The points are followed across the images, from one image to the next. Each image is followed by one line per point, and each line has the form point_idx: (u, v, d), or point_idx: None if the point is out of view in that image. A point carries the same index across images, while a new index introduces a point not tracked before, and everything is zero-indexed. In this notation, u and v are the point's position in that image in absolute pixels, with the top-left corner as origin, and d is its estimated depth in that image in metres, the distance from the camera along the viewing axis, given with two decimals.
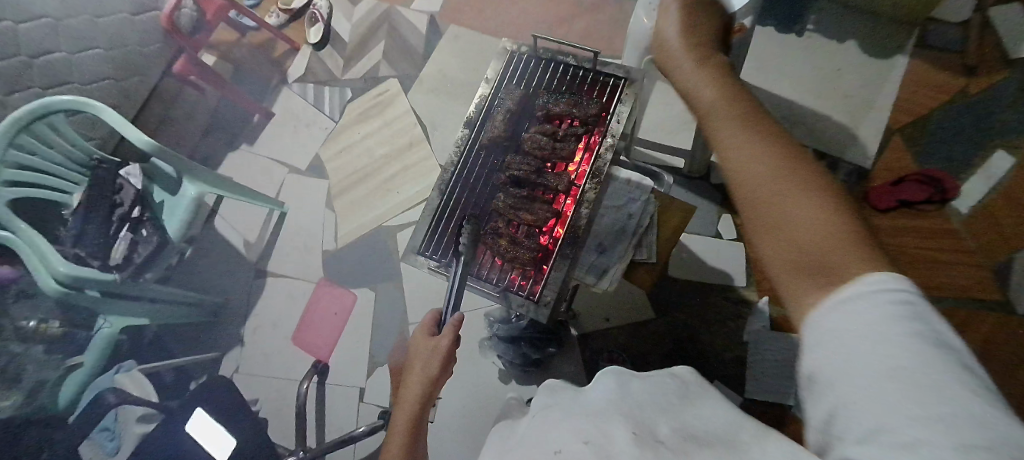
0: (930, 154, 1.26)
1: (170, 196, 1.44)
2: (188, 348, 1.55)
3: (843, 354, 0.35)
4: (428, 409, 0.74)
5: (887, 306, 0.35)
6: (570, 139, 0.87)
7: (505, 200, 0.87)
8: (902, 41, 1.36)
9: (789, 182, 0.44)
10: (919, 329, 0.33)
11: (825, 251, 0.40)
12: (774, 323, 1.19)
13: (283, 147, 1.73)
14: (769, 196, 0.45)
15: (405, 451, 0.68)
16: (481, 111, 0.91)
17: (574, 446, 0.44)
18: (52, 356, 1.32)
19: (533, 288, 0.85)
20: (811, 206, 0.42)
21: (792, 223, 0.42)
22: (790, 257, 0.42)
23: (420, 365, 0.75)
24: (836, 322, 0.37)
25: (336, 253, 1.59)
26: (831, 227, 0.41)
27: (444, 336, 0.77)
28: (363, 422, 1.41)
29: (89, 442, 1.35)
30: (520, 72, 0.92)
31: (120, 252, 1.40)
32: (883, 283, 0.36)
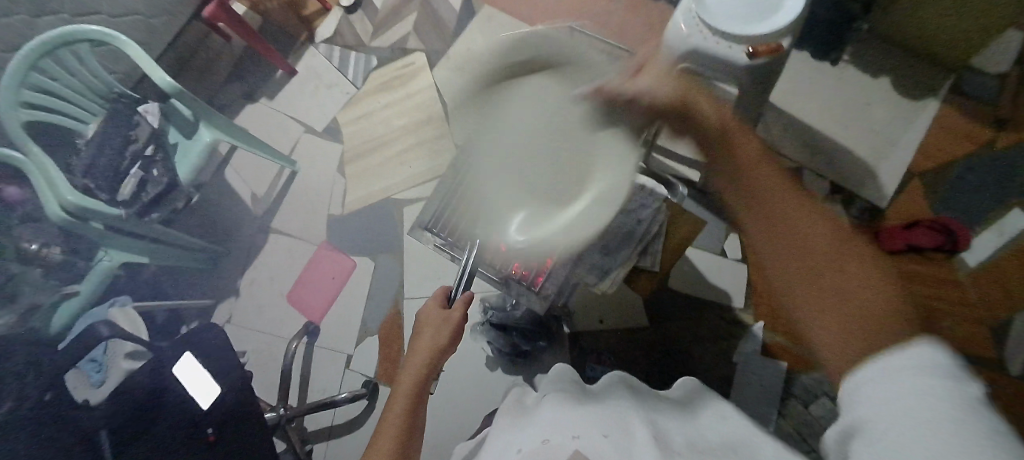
0: (948, 203, 1.25)
1: (185, 139, 1.46)
2: (187, 291, 1.58)
3: (887, 415, 0.43)
4: (432, 379, 0.76)
5: (930, 372, 0.43)
6: None
7: None
8: (936, 84, 1.34)
9: (843, 257, 0.49)
10: (957, 389, 0.41)
11: (870, 327, 0.47)
12: (766, 348, 1.19)
13: (302, 105, 1.73)
14: (825, 281, 0.49)
15: (406, 409, 0.71)
16: None
17: (594, 434, 0.51)
18: (48, 280, 1.34)
19: (534, 280, 0.88)
20: (867, 279, 0.48)
21: (848, 302, 0.48)
22: (845, 337, 0.48)
23: (429, 333, 0.78)
24: (891, 391, 0.44)
25: (342, 218, 1.59)
26: (881, 300, 0.48)
27: (456, 310, 0.79)
28: (346, 388, 1.43)
29: (75, 371, 1.26)
30: None
31: (129, 188, 1.37)
32: (926, 354, 0.44)
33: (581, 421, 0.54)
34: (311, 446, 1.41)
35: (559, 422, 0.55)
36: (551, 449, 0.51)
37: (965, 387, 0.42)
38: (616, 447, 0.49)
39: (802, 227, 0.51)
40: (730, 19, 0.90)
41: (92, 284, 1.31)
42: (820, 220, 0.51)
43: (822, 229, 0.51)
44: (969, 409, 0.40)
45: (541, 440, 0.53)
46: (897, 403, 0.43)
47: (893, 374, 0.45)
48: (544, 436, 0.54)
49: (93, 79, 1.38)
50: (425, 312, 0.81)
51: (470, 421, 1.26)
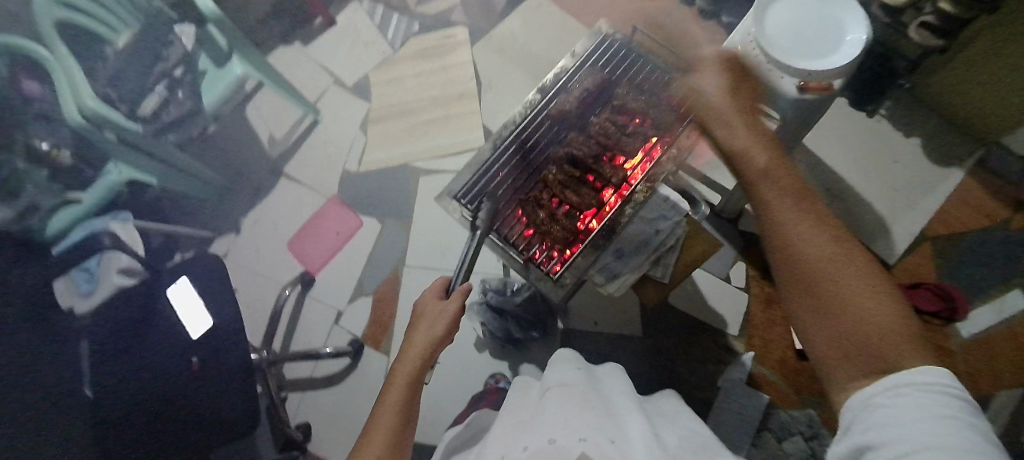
0: (953, 272, 1.25)
1: (216, 69, 1.45)
2: (189, 220, 1.57)
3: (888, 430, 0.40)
4: (426, 371, 0.72)
5: (934, 397, 0.40)
6: (637, 136, 0.88)
7: (557, 174, 0.87)
8: (963, 155, 1.36)
9: (840, 265, 0.49)
10: (961, 417, 0.38)
11: (869, 335, 0.45)
12: (752, 379, 1.20)
13: (336, 57, 1.71)
14: (812, 281, 0.50)
15: (403, 402, 0.66)
16: (557, 81, 0.92)
17: (602, 440, 0.50)
18: (53, 184, 1.29)
19: (554, 267, 0.84)
20: (857, 287, 0.47)
21: (837, 307, 0.48)
22: (837, 336, 0.47)
23: (426, 325, 0.76)
24: (895, 410, 0.40)
25: (356, 176, 1.58)
26: (872, 315, 0.46)
27: (453, 303, 0.78)
28: (331, 344, 1.43)
29: (66, 278, 1.26)
30: (607, 56, 0.94)
31: (151, 105, 1.35)
32: (934, 375, 0.41)
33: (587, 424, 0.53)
34: (285, 395, 1.40)
35: (561, 425, 0.55)
36: (556, 451, 0.50)
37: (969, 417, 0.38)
38: (620, 451, 0.49)
39: (799, 234, 0.52)
40: (790, 51, 0.91)
41: (99, 192, 1.32)
42: (818, 231, 0.51)
43: (820, 240, 0.51)
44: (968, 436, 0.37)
45: (549, 439, 0.53)
46: (899, 418, 0.40)
47: (898, 386, 0.42)
48: (551, 435, 0.53)
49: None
50: (421, 305, 0.79)
51: (452, 397, 1.28)
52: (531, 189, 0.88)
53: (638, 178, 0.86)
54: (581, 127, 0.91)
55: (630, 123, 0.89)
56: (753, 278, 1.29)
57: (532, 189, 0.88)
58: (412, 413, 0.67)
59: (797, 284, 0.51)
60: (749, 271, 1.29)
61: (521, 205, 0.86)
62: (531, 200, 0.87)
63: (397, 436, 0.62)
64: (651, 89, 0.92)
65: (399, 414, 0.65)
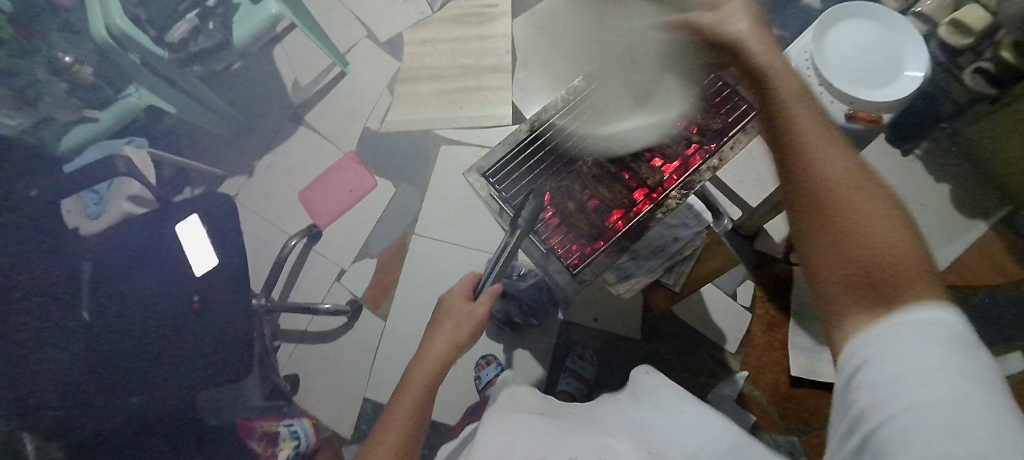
0: None
1: (249, 4, 1.36)
2: (202, 155, 1.55)
3: (900, 367, 0.40)
4: (445, 371, 0.75)
5: (944, 335, 0.40)
6: (678, 142, 0.87)
7: (592, 167, 0.88)
8: (991, 209, 1.33)
9: (865, 204, 0.47)
10: (967, 357, 0.39)
11: (896, 277, 0.44)
12: (741, 397, 1.21)
13: (372, 9, 1.67)
14: (850, 226, 0.46)
15: (417, 400, 0.70)
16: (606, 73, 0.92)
17: None
18: (70, 99, 1.25)
19: (575, 260, 0.84)
20: (884, 230, 0.45)
21: (867, 250, 0.45)
22: (861, 278, 0.45)
23: (451, 325, 0.78)
24: (902, 347, 0.41)
25: (376, 135, 1.56)
26: (896, 252, 0.44)
27: (484, 305, 0.80)
28: (330, 300, 1.43)
29: (74, 197, 1.23)
30: None
31: (180, 32, 1.27)
32: (941, 316, 0.41)
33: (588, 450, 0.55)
34: (278, 344, 1.41)
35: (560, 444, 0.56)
36: None
37: (978, 357, 0.39)
38: None
39: (822, 164, 0.50)
40: (846, 78, 0.89)
41: (115, 114, 1.27)
42: (853, 171, 0.49)
43: (844, 173, 0.49)
44: (980, 377, 0.38)
45: None
46: (914, 361, 0.40)
47: (912, 325, 0.41)
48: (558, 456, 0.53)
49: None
50: (448, 301, 0.82)
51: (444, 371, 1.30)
52: (563, 179, 0.88)
53: (673, 183, 0.85)
54: None
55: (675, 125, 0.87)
56: (760, 298, 1.28)
57: (564, 179, 0.88)
58: (426, 411, 0.71)
59: (810, 212, 0.49)
60: (757, 291, 1.28)
61: (552, 194, 0.87)
62: (562, 190, 0.88)
63: (413, 428, 0.67)
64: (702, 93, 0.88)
65: (411, 412, 0.68)
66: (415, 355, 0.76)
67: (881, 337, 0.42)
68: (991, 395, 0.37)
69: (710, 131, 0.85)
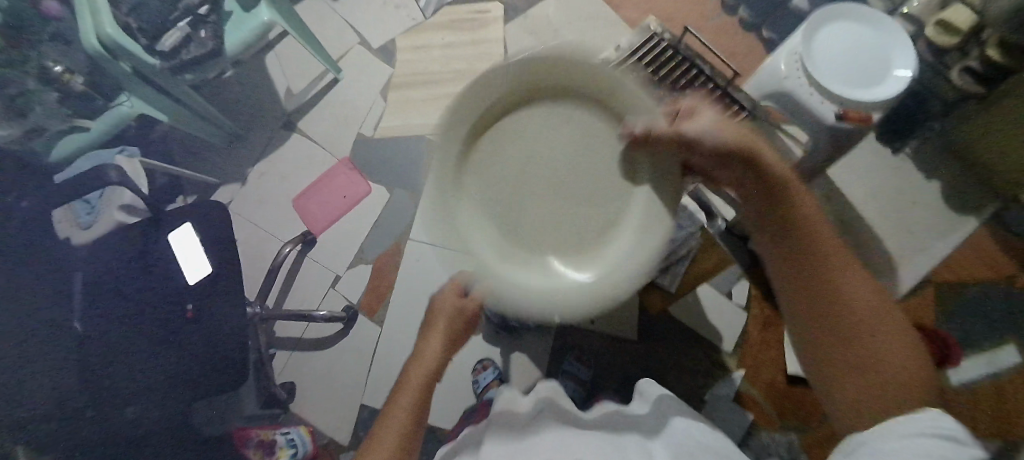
0: (952, 321, 1.26)
1: (242, 11, 1.34)
2: (195, 163, 1.54)
3: (890, 447, 0.53)
4: (439, 369, 0.79)
5: (931, 429, 0.51)
6: None
7: None
8: (981, 205, 1.34)
9: (858, 320, 0.62)
10: (943, 438, 0.50)
11: (893, 388, 0.58)
12: (738, 396, 1.22)
13: (364, 15, 1.67)
14: (852, 339, 0.62)
15: (418, 399, 0.74)
16: (602, 72, 0.95)
17: None
18: (60, 109, 1.22)
19: None
20: (902, 355, 0.60)
21: (877, 368, 0.60)
22: (873, 389, 0.59)
23: (444, 322, 0.79)
24: (896, 432, 0.53)
25: (370, 141, 1.55)
26: (905, 372, 0.59)
27: (473, 300, 0.81)
28: (326, 307, 1.42)
29: (65, 208, 1.23)
30: (654, 53, 0.97)
31: (172, 40, 1.26)
32: (933, 417, 0.53)
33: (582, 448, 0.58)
34: (274, 351, 1.41)
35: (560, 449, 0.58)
36: None
37: (968, 446, 0.50)
38: None
39: (855, 295, 0.63)
40: (840, 81, 0.89)
41: (105, 124, 1.26)
42: (865, 291, 0.64)
43: (871, 306, 0.63)
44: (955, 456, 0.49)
45: None
46: (902, 445, 0.52)
47: (900, 423, 0.54)
48: None
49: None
50: (438, 297, 0.83)
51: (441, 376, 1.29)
52: None
53: None
54: None
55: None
56: (756, 297, 1.28)
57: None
58: (425, 407, 0.75)
59: (830, 327, 0.64)
60: (753, 290, 1.27)
61: None
62: None
63: (414, 422, 0.71)
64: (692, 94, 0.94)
65: (408, 415, 0.71)
66: (412, 356, 0.81)
67: (879, 433, 0.55)
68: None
69: None
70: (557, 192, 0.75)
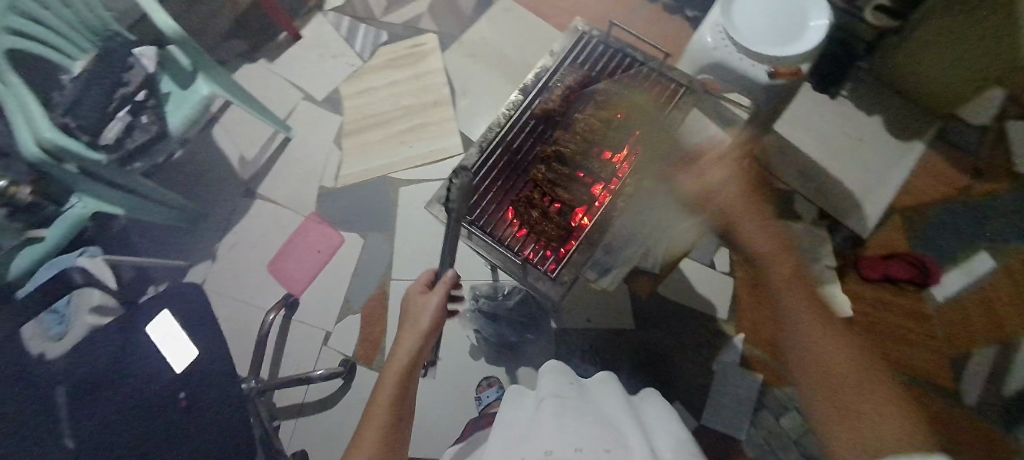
0: (924, 242, 1.30)
1: (180, 90, 1.30)
2: (159, 250, 1.51)
3: None
4: (416, 367, 0.76)
5: None
6: (619, 131, 0.93)
7: (545, 173, 0.92)
8: (925, 128, 1.39)
9: (851, 370, 0.66)
10: None
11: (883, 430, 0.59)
12: (745, 360, 1.23)
13: (303, 72, 1.68)
14: (857, 406, 0.62)
15: (392, 401, 0.70)
16: (539, 82, 0.99)
17: (598, 449, 0.55)
18: (12, 223, 1.18)
19: (552, 264, 0.89)
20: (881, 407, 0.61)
21: (866, 424, 0.60)
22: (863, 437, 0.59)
23: (411, 324, 0.78)
24: None
25: (334, 192, 1.55)
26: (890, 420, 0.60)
27: (436, 295, 0.80)
28: (322, 366, 1.39)
29: (34, 322, 1.15)
30: (586, 52, 1.01)
31: (113, 132, 1.23)
32: None
33: (575, 432, 0.58)
34: (278, 423, 1.36)
35: (550, 434, 0.59)
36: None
37: None
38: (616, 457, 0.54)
39: (819, 345, 0.69)
40: (763, 39, 0.91)
41: (61, 230, 1.25)
42: (833, 344, 0.68)
43: (847, 355, 0.67)
44: None
45: (545, 452, 0.56)
46: None
47: None
48: (548, 448, 0.56)
49: (87, 13, 1.25)
50: (408, 301, 0.83)
51: (450, 409, 1.27)
52: (523, 190, 0.93)
53: (623, 173, 0.92)
54: (565, 125, 0.96)
55: (612, 116, 0.93)
56: (737, 261, 1.31)
57: (522, 190, 0.94)
58: (405, 409, 0.71)
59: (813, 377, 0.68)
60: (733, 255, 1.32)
61: (517, 206, 0.91)
62: (524, 200, 0.92)
63: (389, 431, 0.67)
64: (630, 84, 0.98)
65: (386, 416, 0.68)
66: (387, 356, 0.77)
67: None
68: None
69: (644, 117, 0.93)
70: (664, 207, 0.93)
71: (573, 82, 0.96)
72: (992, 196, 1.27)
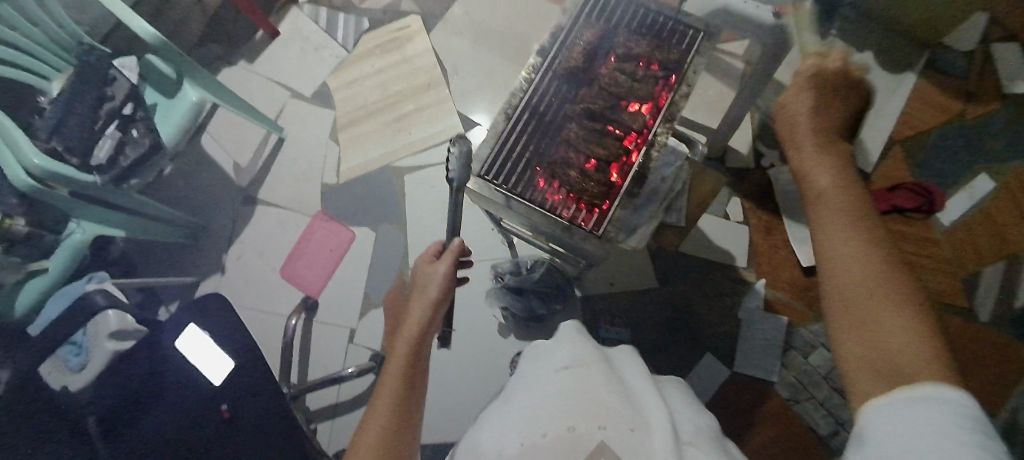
0: (925, 168, 1.33)
1: (165, 100, 1.27)
2: (165, 269, 1.47)
3: (890, 437, 0.40)
4: (428, 336, 0.74)
5: (939, 410, 0.39)
6: (648, 81, 0.93)
7: (578, 131, 0.91)
8: (913, 59, 1.42)
9: (842, 271, 0.52)
10: (958, 421, 0.38)
11: (901, 356, 0.45)
12: (768, 304, 1.26)
13: (287, 68, 1.63)
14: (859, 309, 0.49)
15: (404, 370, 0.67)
16: (555, 41, 0.96)
17: (620, 426, 0.50)
18: (10, 258, 1.14)
19: (595, 222, 0.88)
20: (908, 329, 0.46)
21: (876, 334, 0.47)
22: (867, 359, 0.47)
23: (421, 294, 0.78)
24: (892, 420, 0.41)
25: (337, 188, 1.52)
26: (913, 346, 0.45)
27: (444, 263, 0.80)
28: (350, 364, 1.37)
29: (52, 357, 1.09)
30: (599, 7, 0.98)
31: (105, 150, 1.17)
32: (937, 390, 0.41)
33: (594, 405, 0.53)
34: (315, 426, 1.36)
35: (568, 402, 0.54)
36: (574, 438, 0.50)
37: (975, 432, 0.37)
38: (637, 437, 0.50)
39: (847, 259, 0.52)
40: None
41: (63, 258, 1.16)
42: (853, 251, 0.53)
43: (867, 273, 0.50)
44: (963, 429, 0.37)
45: (541, 433, 0.51)
46: (903, 428, 0.39)
47: (901, 406, 0.41)
48: (571, 422, 0.52)
49: (57, 30, 1.17)
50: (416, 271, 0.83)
51: (486, 389, 1.28)
52: (557, 150, 0.92)
53: (655, 122, 0.91)
54: (590, 80, 0.95)
55: (638, 67, 0.94)
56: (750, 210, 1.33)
57: (555, 151, 0.92)
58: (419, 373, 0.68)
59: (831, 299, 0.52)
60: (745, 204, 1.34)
61: (551, 168, 0.91)
62: (559, 161, 0.90)
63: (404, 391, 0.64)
64: (647, 31, 0.97)
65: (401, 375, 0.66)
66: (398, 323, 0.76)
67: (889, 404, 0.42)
68: (959, 429, 0.37)
69: (671, 62, 0.93)
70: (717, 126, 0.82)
71: (592, 36, 0.94)
72: (986, 117, 1.29)
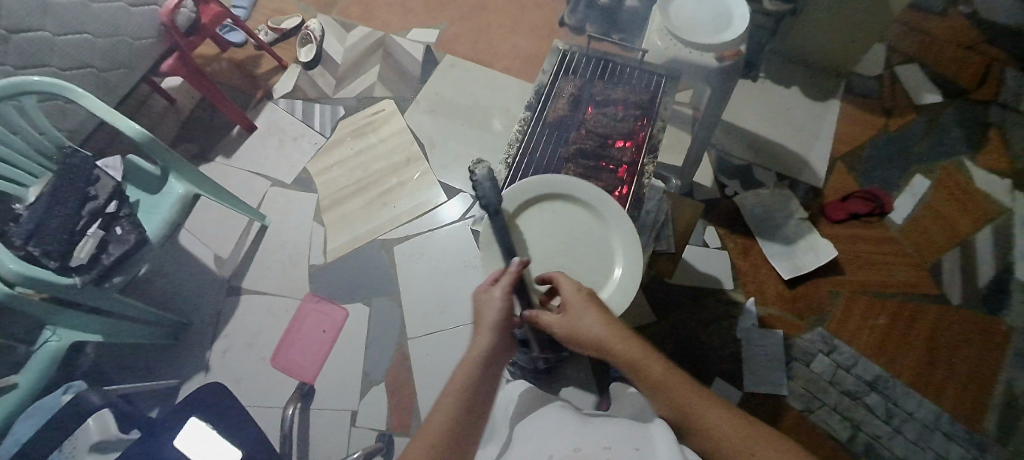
0: (868, 176, 1.47)
1: (150, 196, 1.27)
2: (138, 377, 1.37)
3: None
4: (491, 377, 0.66)
5: None
6: (628, 120, 1.04)
7: (575, 170, 1.00)
8: (834, 89, 1.60)
9: (714, 428, 0.55)
10: None
11: None
12: (762, 321, 1.30)
13: (266, 160, 1.68)
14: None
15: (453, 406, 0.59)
16: (541, 96, 1.09)
17: (624, 448, 0.49)
18: None
19: None
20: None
21: None
22: None
23: (486, 326, 0.71)
24: None
25: (325, 267, 1.51)
26: None
27: (499, 290, 0.75)
28: (355, 449, 1.28)
29: None
30: (572, 65, 1.14)
31: (86, 251, 1.14)
32: None
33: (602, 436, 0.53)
34: None
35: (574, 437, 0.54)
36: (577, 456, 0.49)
37: None
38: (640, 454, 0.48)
39: (710, 426, 0.55)
40: (704, 32, 1.02)
41: (34, 373, 1.04)
42: (710, 403, 0.58)
43: (731, 427, 0.55)
44: None
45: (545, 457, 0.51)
46: None
47: None
48: (575, 445, 0.51)
49: (37, 136, 1.18)
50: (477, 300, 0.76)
51: None
52: None
53: (641, 155, 1.01)
54: (576, 126, 1.06)
55: (617, 110, 1.05)
56: (726, 236, 1.42)
57: None
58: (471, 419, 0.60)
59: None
60: (720, 231, 1.42)
61: None
62: None
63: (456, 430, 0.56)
64: (618, 79, 1.11)
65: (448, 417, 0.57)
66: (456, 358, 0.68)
67: None
68: None
69: (645, 101, 1.05)
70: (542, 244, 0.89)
71: (573, 88, 1.08)
72: (906, 127, 1.51)
